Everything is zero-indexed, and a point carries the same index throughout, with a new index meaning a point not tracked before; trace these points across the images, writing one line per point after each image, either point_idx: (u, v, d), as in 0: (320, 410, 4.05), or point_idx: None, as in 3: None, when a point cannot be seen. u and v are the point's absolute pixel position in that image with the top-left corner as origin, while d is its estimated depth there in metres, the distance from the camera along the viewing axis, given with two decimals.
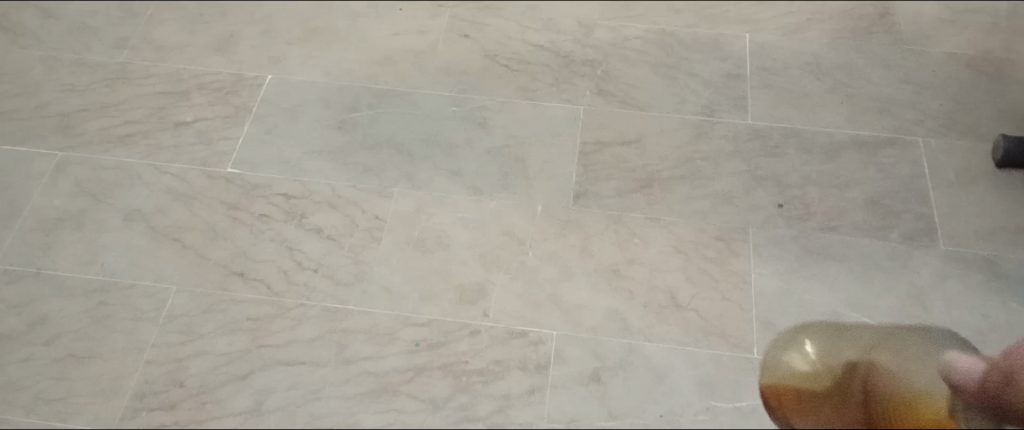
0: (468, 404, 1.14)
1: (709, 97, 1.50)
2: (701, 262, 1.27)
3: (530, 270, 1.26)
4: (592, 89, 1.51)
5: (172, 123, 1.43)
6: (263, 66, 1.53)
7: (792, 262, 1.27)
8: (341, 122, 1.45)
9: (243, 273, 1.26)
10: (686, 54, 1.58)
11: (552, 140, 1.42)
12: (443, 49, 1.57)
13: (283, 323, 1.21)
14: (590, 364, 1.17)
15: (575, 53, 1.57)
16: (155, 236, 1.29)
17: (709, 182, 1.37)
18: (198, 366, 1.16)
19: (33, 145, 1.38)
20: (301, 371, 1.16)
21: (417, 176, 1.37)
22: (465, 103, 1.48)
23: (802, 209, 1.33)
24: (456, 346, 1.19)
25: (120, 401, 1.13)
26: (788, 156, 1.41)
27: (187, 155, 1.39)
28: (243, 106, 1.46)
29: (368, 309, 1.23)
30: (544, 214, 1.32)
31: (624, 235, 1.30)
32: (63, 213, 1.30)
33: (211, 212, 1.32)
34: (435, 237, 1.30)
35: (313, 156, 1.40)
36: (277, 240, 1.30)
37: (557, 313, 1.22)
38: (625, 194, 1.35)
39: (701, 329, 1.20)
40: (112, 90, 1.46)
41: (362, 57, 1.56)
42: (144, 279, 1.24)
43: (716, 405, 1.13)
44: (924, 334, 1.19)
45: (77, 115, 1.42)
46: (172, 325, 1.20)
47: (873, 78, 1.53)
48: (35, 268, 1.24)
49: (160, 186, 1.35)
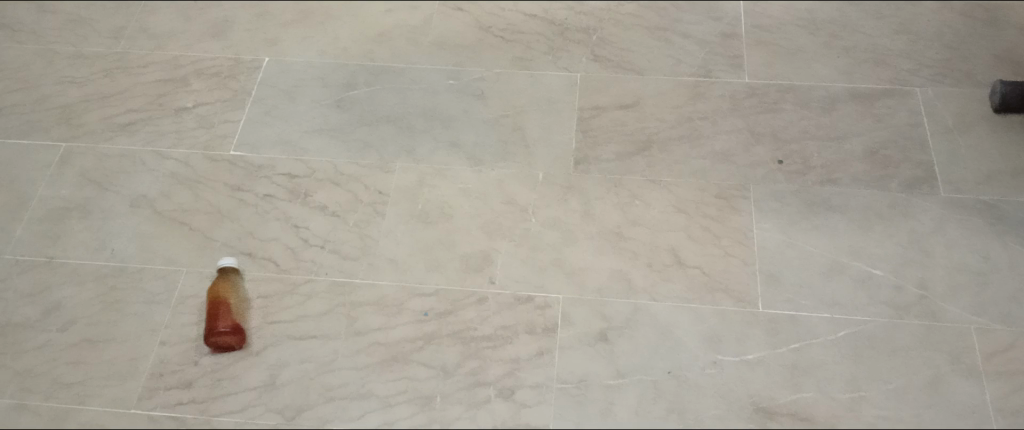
0: (479, 368, 1.15)
1: (705, 58, 1.50)
2: (702, 219, 1.28)
3: (534, 236, 1.27)
4: (587, 56, 1.51)
5: (172, 110, 1.44)
6: (259, 49, 1.54)
7: (793, 216, 1.28)
8: (340, 100, 1.46)
9: (250, 252, 1.26)
10: (680, 15, 1.58)
11: (550, 108, 1.43)
12: (437, 24, 1.58)
13: (293, 299, 1.21)
14: (596, 324, 1.18)
15: (569, 20, 1.58)
16: (161, 220, 1.30)
17: (708, 141, 1.37)
18: (212, 344, 1.17)
19: (35, 138, 1.40)
20: (313, 345, 1.17)
21: (417, 150, 1.38)
22: (462, 75, 1.49)
23: (800, 164, 1.34)
24: (464, 313, 1.20)
25: (136, 381, 1.14)
26: (785, 112, 1.41)
27: (188, 140, 1.40)
28: (242, 89, 1.47)
29: (375, 280, 1.23)
30: (545, 179, 1.33)
31: (625, 197, 1.31)
32: (71, 203, 1.32)
33: (215, 195, 1.33)
34: (438, 209, 1.31)
35: (314, 135, 1.41)
36: (282, 218, 1.30)
37: (561, 276, 1.23)
38: (624, 157, 1.36)
39: (705, 285, 1.21)
40: (110, 79, 1.49)
41: (356, 35, 1.57)
42: (154, 263, 1.25)
43: (722, 358, 1.14)
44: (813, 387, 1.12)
45: (79, 106, 1.44)
46: (183, 306, 1.21)
47: (868, 30, 1.54)
48: (46, 256, 1.26)
49: (163, 171, 1.36)
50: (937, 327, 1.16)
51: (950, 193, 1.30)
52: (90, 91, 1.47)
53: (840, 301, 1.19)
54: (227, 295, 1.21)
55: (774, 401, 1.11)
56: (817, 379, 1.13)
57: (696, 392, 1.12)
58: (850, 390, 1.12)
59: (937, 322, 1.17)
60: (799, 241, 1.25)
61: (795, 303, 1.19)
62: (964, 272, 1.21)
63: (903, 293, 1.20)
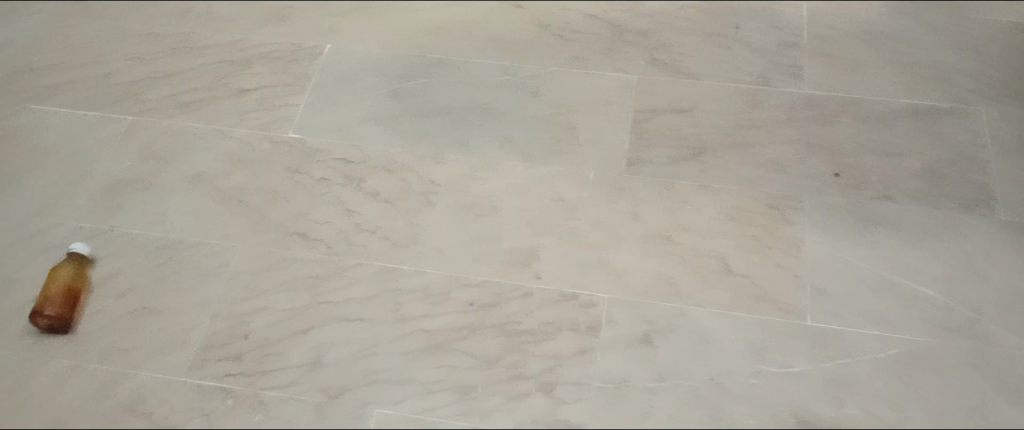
0: (520, 362, 1.15)
1: (763, 66, 1.49)
2: (752, 228, 1.27)
3: (581, 234, 1.28)
4: (644, 59, 1.51)
5: (234, 91, 1.48)
6: (321, 36, 1.57)
7: (846, 230, 1.26)
8: (397, 90, 1.48)
9: (303, 234, 1.29)
10: (740, 22, 1.57)
11: (604, 108, 1.43)
12: (496, 20, 1.59)
13: (341, 282, 1.23)
14: (640, 326, 1.18)
15: (628, 22, 1.58)
16: (218, 197, 1.33)
17: (762, 150, 1.36)
18: (261, 320, 1.20)
19: (102, 110, 1.45)
20: (358, 328, 1.19)
21: (470, 143, 1.39)
22: (518, 72, 1.50)
23: (855, 179, 1.32)
24: (507, 306, 1.21)
25: (187, 351, 1.17)
26: (842, 125, 1.39)
27: (248, 120, 1.43)
28: (302, 74, 1.50)
29: (422, 268, 1.25)
30: (596, 179, 1.34)
31: (675, 201, 1.31)
32: (133, 175, 1.36)
33: (271, 176, 1.36)
34: (487, 202, 1.32)
35: (370, 122, 1.43)
36: (335, 202, 1.32)
37: (607, 276, 1.23)
38: (676, 161, 1.36)
39: (751, 294, 1.21)
40: (177, 58, 1.53)
41: (417, 27, 1.59)
42: (209, 238, 1.28)
43: (766, 369, 1.14)
44: (859, 404, 1.11)
45: (146, 82, 1.49)
46: (236, 281, 1.24)
47: (933, 46, 1.51)
48: (107, 225, 1.30)
49: (222, 150, 1.39)
50: (989, 351, 1.14)
51: (1009, 216, 1.27)
52: (156, 68, 1.51)
53: (888, 318, 1.18)
54: (72, 278, 1.23)
55: (816, 416, 1.10)
56: (861, 395, 1.11)
57: (736, 400, 1.11)
58: (894, 409, 1.10)
59: (989, 346, 1.14)
60: (850, 256, 1.24)
61: (843, 318, 1.18)
62: (1020, 298, 1.19)
63: (955, 314, 1.17)
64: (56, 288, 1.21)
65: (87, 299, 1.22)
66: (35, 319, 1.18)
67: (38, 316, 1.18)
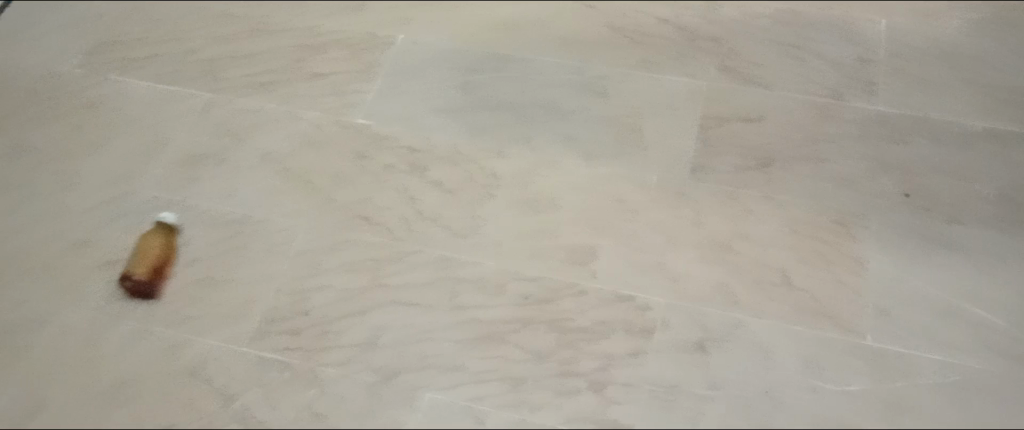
0: (572, 359, 1.16)
1: (836, 80, 1.46)
2: (816, 243, 1.25)
3: (641, 237, 1.27)
4: (714, 66, 1.50)
5: (307, 74, 1.51)
6: (394, 26, 1.59)
7: (912, 251, 1.24)
8: (465, 83, 1.49)
9: (366, 217, 1.31)
10: (815, 35, 1.55)
11: (671, 112, 1.43)
12: (567, 19, 1.60)
13: (400, 267, 1.25)
14: (695, 333, 1.17)
15: (700, 28, 1.57)
16: (286, 176, 1.37)
17: (831, 165, 1.34)
18: (321, 299, 1.22)
19: (181, 86, 1.49)
20: (414, 313, 1.21)
21: (535, 139, 1.40)
22: (586, 71, 1.50)
23: (925, 200, 1.30)
24: (562, 303, 1.21)
25: (248, 323, 1.20)
26: (915, 144, 1.37)
27: (320, 104, 1.46)
28: (374, 62, 1.53)
29: (480, 259, 1.26)
30: (658, 183, 1.33)
31: (738, 210, 1.30)
32: (207, 150, 1.40)
33: (338, 159, 1.39)
34: (548, 198, 1.33)
35: (437, 113, 1.45)
36: (399, 189, 1.34)
37: (664, 281, 1.23)
38: (741, 170, 1.34)
39: (811, 309, 1.19)
40: (255, 39, 1.57)
41: (489, 21, 1.60)
42: (276, 215, 1.32)
43: (821, 386, 1.12)
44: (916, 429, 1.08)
45: (224, 61, 1.53)
46: (299, 259, 1.27)
47: (1015, 70, 1.47)
48: (180, 197, 1.34)
49: (293, 131, 1.43)
50: None
51: None
52: (235, 49, 1.56)
53: (952, 344, 1.15)
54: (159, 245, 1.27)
55: None
56: (919, 420, 1.09)
57: (788, 415, 1.10)
58: None
59: None
60: (915, 278, 1.21)
61: (904, 340, 1.16)
62: None
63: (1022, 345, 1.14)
64: (145, 254, 1.26)
65: (173, 266, 1.26)
66: (125, 283, 1.23)
67: (127, 280, 1.23)
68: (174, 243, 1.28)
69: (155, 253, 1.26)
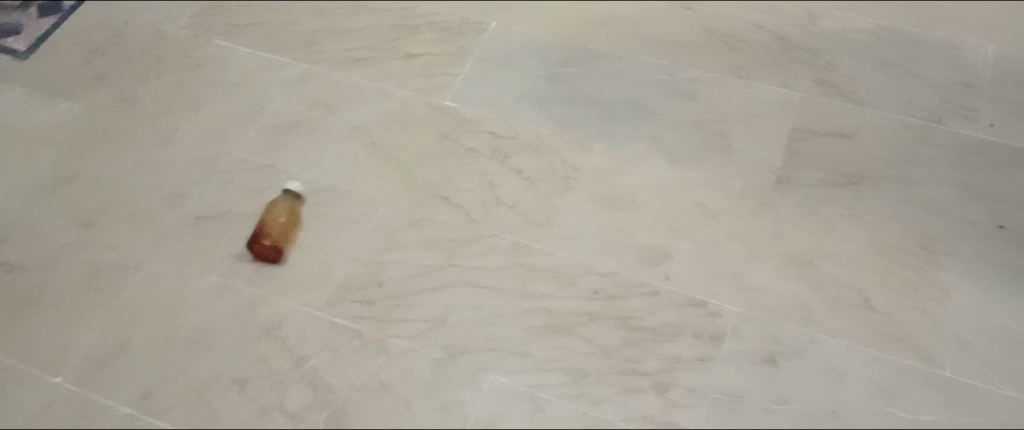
0: (637, 358, 1.15)
1: (937, 103, 1.42)
2: (900, 266, 1.22)
3: (718, 243, 1.26)
4: (810, 78, 1.47)
5: (401, 54, 1.54)
6: (489, 14, 1.61)
7: (1002, 285, 1.19)
8: (554, 75, 1.50)
9: (445, 198, 1.33)
10: (919, 55, 1.50)
11: (761, 121, 1.40)
12: (663, 20, 1.59)
13: (474, 249, 1.27)
14: (766, 345, 1.16)
15: (798, 39, 1.54)
16: (372, 151, 1.39)
17: (923, 189, 1.30)
18: (395, 273, 1.25)
19: (280, 56, 1.54)
20: (485, 296, 1.22)
21: (619, 136, 1.40)
22: (677, 73, 1.49)
23: (1022, 234, 1.24)
24: (633, 301, 1.21)
25: (324, 289, 1.23)
26: (1015, 176, 1.31)
27: (410, 83, 1.49)
28: (466, 47, 1.55)
29: (554, 250, 1.26)
30: (741, 191, 1.31)
31: (821, 225, 1.27)
32: (299, 119, 1.44)
33: (424, 138, 1.41)
34: (628, 196, 1.32)
35: (523, 102, 1.46)
36: (480, 173, 1.36)
37: (738, 289, 1.21)
38: (829, 186, 1.32)
39: (889, 334, 1.16)
40: (354, 17, 1.61)
41: (583, 17, 1.60)
42: (359, 188, 1.35)
43: (894, 412, 1.09)
44: None
45: (323, 35, 1.58)
46: (377, 232, 1.29)
47: None
48: (270, 161, 1.38)
49: (382, 107, 1.46)
50: None
51: None
52: (334, 24, 1.60)
53: None
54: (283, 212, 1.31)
55: None
56: None
57: None
58: None
59: None
60: (1003, 313, 1.17)
61: (986, 375, 1.11)
62: None
63: None
64: (271, 220, 1.29)
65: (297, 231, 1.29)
66: (253, 246, 1.27)
67: (256, 243, 1.26)
68: (297, 210, 1.32)
69: (281, 219, 1.29)
